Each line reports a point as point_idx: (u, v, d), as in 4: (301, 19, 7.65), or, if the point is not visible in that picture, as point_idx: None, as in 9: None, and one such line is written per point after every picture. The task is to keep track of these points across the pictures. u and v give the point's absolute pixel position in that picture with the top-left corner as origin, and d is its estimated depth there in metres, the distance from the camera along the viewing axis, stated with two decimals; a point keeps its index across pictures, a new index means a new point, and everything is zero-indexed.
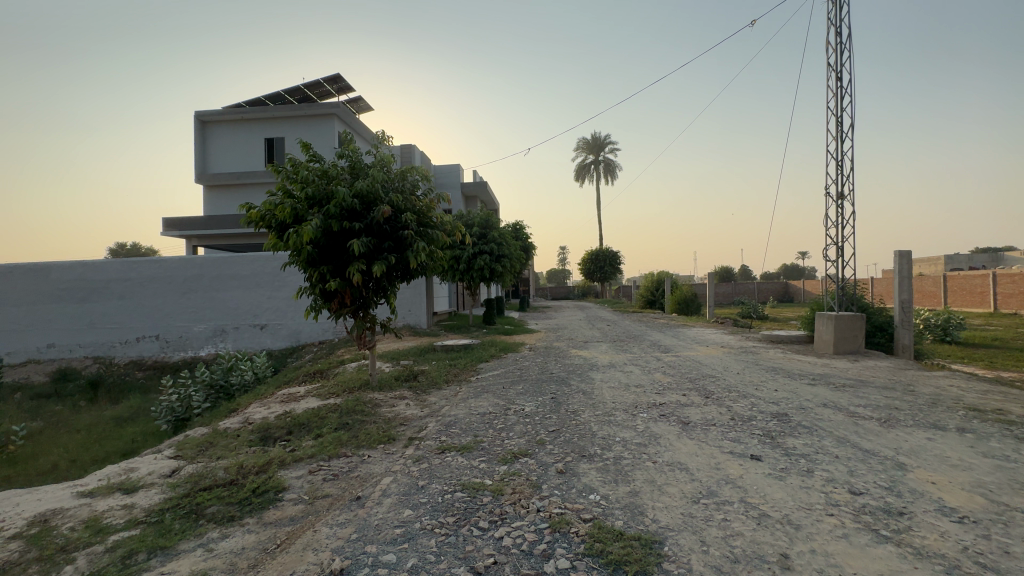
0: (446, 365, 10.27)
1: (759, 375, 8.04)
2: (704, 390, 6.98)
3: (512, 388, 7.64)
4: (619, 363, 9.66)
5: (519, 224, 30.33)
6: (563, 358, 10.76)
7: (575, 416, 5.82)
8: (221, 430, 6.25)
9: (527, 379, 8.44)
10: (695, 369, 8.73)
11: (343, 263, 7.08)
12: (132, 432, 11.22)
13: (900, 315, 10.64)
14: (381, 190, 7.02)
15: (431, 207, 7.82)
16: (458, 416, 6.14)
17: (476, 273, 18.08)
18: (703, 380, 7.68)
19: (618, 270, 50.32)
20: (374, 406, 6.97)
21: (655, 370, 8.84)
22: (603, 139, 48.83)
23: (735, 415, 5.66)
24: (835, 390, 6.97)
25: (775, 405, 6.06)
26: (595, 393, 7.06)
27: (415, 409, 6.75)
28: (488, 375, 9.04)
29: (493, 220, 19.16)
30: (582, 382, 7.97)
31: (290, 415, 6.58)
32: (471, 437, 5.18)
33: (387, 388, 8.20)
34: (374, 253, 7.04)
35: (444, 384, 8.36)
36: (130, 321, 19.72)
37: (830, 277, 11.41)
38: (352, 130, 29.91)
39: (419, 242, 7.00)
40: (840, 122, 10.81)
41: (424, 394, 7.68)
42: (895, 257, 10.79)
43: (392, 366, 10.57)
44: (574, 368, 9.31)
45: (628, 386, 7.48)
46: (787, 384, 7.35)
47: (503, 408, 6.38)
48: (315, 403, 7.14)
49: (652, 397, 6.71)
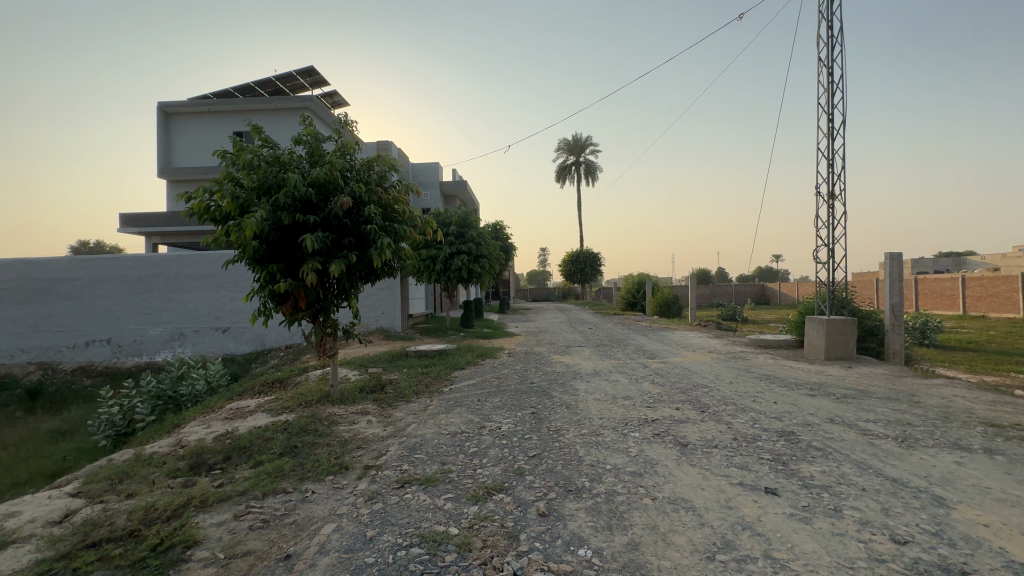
0: (417, 373, 9.46)
1: (753, 385, 7.48)
2: (698, 403, 6.37)
3: (488, 401, 6.91)
4: (604, 371, 9.01)
5: (498, 225, 29.66)
6: (543, 365, 10.06)
7: (559, 437, 5.12)
8: (146, 456, 5.32)
9: (505, 390, 7.72)
10: (685, 378, 8.15)
11: (296, 262, 6.23)
12: (66, 449, 10.06)
13: (891, 319, 10.30)
14: (340, 180, 6.21)
15: (400, 200, 7.06)
16: (424, 437, 5.37)
17: (453, 274, 17.24)
18: (695, 391, 7.08)
19: (598, 271, 50.03)
20: (331, 424, 6.13)
21: (643, 379, 8.22)
22: (583, 140, 48.63)
23: (737, 434, 5.05)
24: (838, 401, 6.44)
25: (778, 421, 5.48)
26: (579, 407, 6.38)
27: (377, 427, 5.95)
28: (462, 385, 8.28)
29: (471, 219, 18.42)
30: (565, 393, 7.30)
31: (229, 436, 5.70)
32: (438, 465, 4.42)
33: (349, 402, 7.35)
34: (332, 250, 6.21)
35: (413, 396, 7.57)
36: (78, 324, 18.26)
37: (819, 280, 11.02)
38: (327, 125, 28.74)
39: (384, 238, 6.20)
40: (831, 119, 10.42)
41: (389, 409, 6.87)
42: (885, 259, 10.48)
43: (358, 375, 9.69)
44: (556, 376, 8.62)
45: (616, 398, 6.83)
46: (786, 395, 6.80)
47: (477, 426, 5.65)
48: (264, 421, 6.27)
49: (643, 412, 6.06)
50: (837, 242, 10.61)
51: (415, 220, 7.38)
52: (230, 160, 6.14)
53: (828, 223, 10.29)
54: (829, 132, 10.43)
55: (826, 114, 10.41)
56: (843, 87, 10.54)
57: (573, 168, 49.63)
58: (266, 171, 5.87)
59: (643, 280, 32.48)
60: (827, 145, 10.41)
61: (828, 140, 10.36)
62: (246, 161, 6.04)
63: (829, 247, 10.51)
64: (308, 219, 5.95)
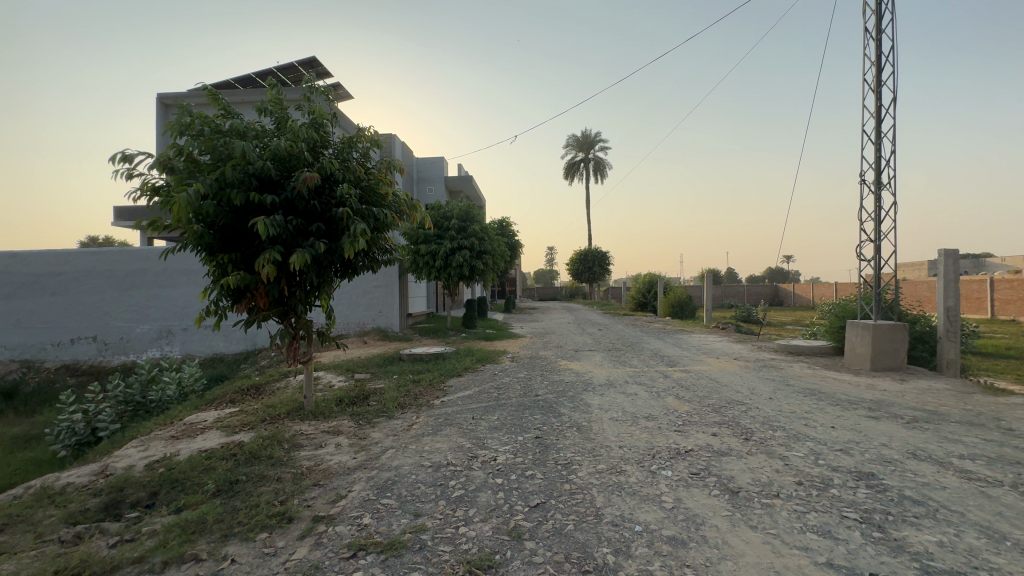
0: (408, 381, 8.37)
1: (799, 403, 6.30)
2: (740, 429, 5.21)
3: (484, 420, 5.80)
4: (620, 382, 7.88)
5: (504, 221, 28.66)
6: (550, 372, 8.95)
7: (569, 475, 4.00)
8: (53, 489, 4.27)
9: (505, 404, 6.62)
10: (715, 392, 7.00)
11: (253, 251, 5.18)
12: (21, 461, 9.07)
13: (945, 325, 9.09)
14: (304, 154, 5.16)
15: (380, 179, 6.02)
16: (400, 471, 4.26)
17: (454, 271, 16.12)
18: (732, 412, 5.92)
19: (606, 270, 48.78)
20: (292, 448, 5.05)
21: (666, 392, 7.07)
22: (593, 137, 47.35)
23: (800, 476, 3.90)
24: (910, 427, 5.27)
25: (848, 457, 4.32)
26: (593, 430, 5.27)
27: (346, 453, 4.87)
28: (456, 397, 7.18)
29: (474, 212, 17.33)
30: (575, 409, 6.21)
31: (164, 464, 4.64)
32: (409, 519, 3.33)
33: (321, 418, 6.27)
34: (295, 237, 5.16)
35: (397, 411, 6.49)
36: (63, 320, 17.39)
37: (861, 280, 9.81)
38: None
39: (357, 223, 5.12)
40: (879, 98, 9.17)
41: (366, 428, 5.79)
42: (938, 257, 9.29)
43: (343, 384, 8.64)
44: (564, 388, 7.48)
45: (637, 419, 5.70)
46: (843, 418, 5.62)
47: (467, 457, 4.54)
48: (214, 443, 5.18)
49: (672, 438, 4.94)
50: (886, 238, 9.38)
51: (401, 206, 6.32)
52: (170, 127, 5.01)
53: (875, 214, 9.07)
54: (877, 112, 9.18)
55: (874, 92, 9.15)
56: (893, 62, 9.26)
57: (581, 166, 48.53)
58: (216, 140, 4.79)
59: (654, 280, 31.23)
60: (874, 127, 9.17)
61: (875, 121, 9.11)
62: (189, 127, 4.90)
63: (875, 242, 9.29)
64: (263, 198, 4.89)
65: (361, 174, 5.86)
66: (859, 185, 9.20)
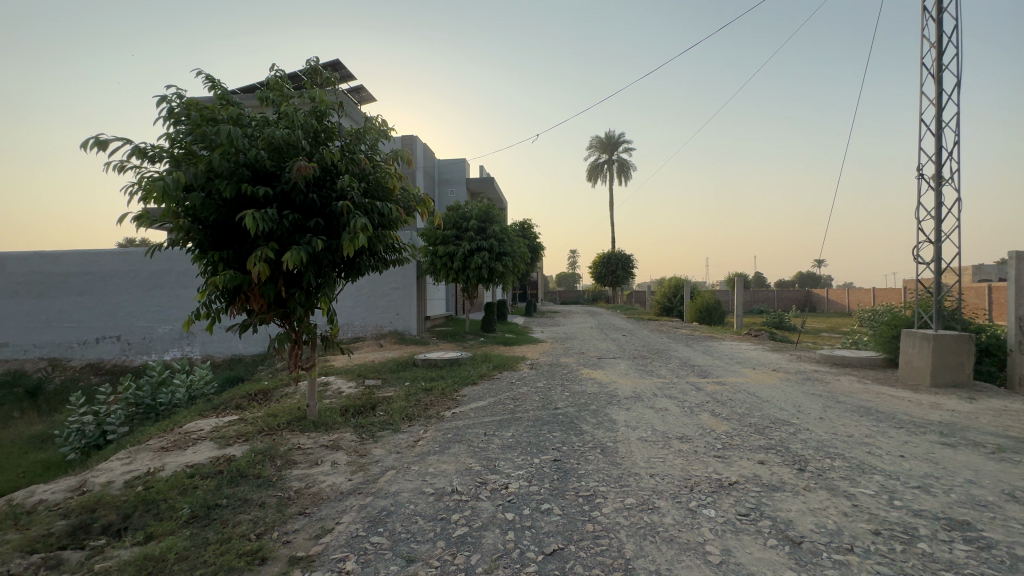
0: (419, 390, 7.88)
1: (856, 425, 5.53)
2: (791, 456, 4.50)
3: (497, 437, 5.24)
4: (647, 395, 7.20)
5: (525, 223, 28.19)
6: (571, 382, 8.34)
7: (592, 512, 3.39)
8: (21, 509, 3.89)
9: (521, 418, 6.07)
10: (756, 409, 6.27)
11: (246, 248, 4.76)
12: (32, 463, 8.93)
13: (1016, 336, 8.10)
14: (302, 142, 4.72)
15: (387, 172, 5.53)
16: (397, 499, 3.73)
17: (473, 272, 15.67)
18: (779, 434, 5.20)
19: (630, 274, 47.71)
20: (285, 466, 4.59)
21: (700, 408, 6.37)
22: (616, 138, 46.49)
23: (876, 523, 3.20)
24: (997, 458, 4.47)
25: (931, 498, 3.58)
26: (619, 453, 4.65)
27: (341, 474, 4.38)
28: (468, 409, 6.65)
29: (494, 213, 16.84)
30: (598, 426, 5.61)
31: (144, 481, 4.23)
32: (399, 566, 2.79)
33: (323, 430, 5.82)
34: (291, 233, 4.71)
35: (404, 423, 6.00)
36: (89, 319, 17.59)
37: (917, 285, 8.88)
38: None
39: (357, 218, 4.63)
40: (942, 83, 8.21)
41: (368, 443, 5.30)
42: (1008, 260, 8.30)
43: (351, 392, 8.20)
44: (587, 401, 6.85)
45: (669, 440, 5.06)
46: (912, 445, 4.85)
47: (475, 483, 3.98)
48: (203, 458, 4.76)
49: (712, 465, 4.28)
50: (947, 239, 8.44)
51: (410, 201, 5.82)
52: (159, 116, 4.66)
53: (936, 213, 8.13)
54: (937, 98, 8.24)
55: (934, 76, 8.21)
56: (957, 42, 8.28)
57: (604, 168, 47.66)
58: (204, 126, 4.39)
59: (679, 284, 30.19)
60: (935, 116, 8.24)
61: (936, 109, 8.17)
62: (177, 114, 4.53)
63: (934, 244, 8.37)
64: (255, 190, 4.46)
65: (367, 166, 5.39)
66: (917, 180, 8.28)
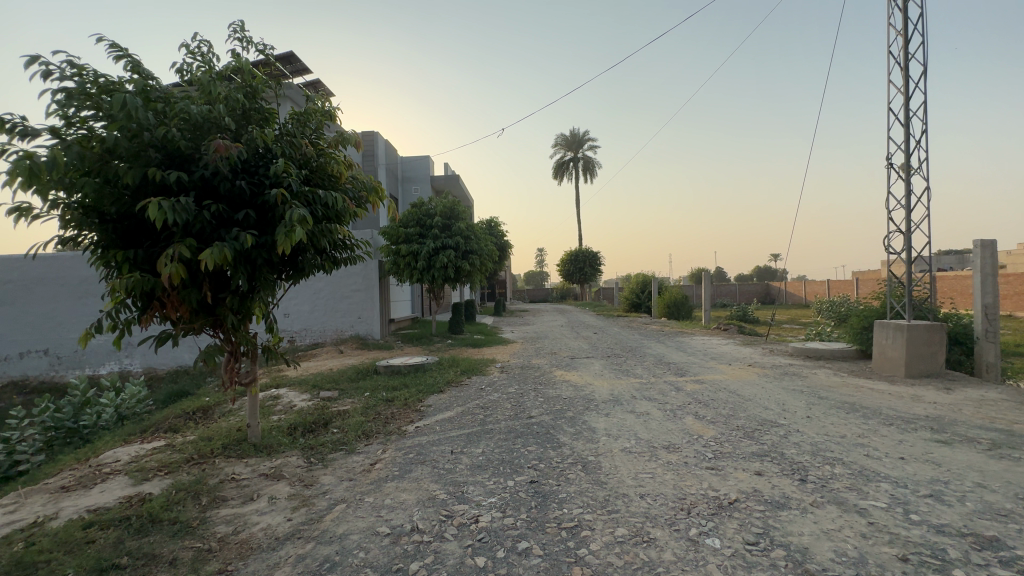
0: (379, 401, 7.18)
1: (846, 424, 5.24)
2: (788, 464, 4.11)
3: (465, 456, 4.64)
4: (626, 398, 6.76)
5: (492, 221, 27.64)
6: (544, 386, 7.82)
7: (579, 550, 2.86)
8: None
9: (493, 431, 5.50)
10: (741, 410, 5.92)
11: (158, 246, 3.95)
12: None
13: (983, 324, 8.11)
14: (226, 119, 3.97)
15: (333, 158, 4.84)
16: (345, 545, 3.08)
17: (438, 272, 14.96)
18: (770, 438, 4.83)
19: (598, 271, 47.87)
20: (213, 504, 3.86)
21: (683, 411, 5.97)
22: (581, 135, 46.53)
23: (901, 545, 2.80)
24: (996, 456, 4.22)
25: (950, 509, 3.22)
26: (602, 469, 4.16)
27: (280, 512, 3.67)
28: (433, 421, 6.03)
29: (460, 209, 16.17)
30: (577, 437, 5.10)
31: (26, 536, 3.40)
32: None
33: (265, 455, 5.07)
34: (214, 227, 3.97)
35: (360, 441, 5.32)
36: (10, 332, 15.74)
37: (888, 276, 8.81)
38: None
39: (294, 209, 3.94)
40: (910, 71, 8.14)
41: (317, 469, 4.61)
42: (973, 248, 8.33)
43: (303, 406, 7.38)
44: (563, 407, 6.34)
45: (656, 449, 4.60)
46: (909, 445, 4.56)
47: (441, 518, 3.38)
48: (110, 499, 3.95)
49: (708, 479, 3.83)
50: (917, 229, 8.40)
51: (361, 191, 5.14)
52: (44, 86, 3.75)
53: (906, 202, 8.06)
54: (905, 87, 8.17)
55: (903, 64, 8.13)
56: (924, 31, 8.23)
57: (570, 165, 47.57)
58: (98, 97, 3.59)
59: (647, 280, 30.31)
60: (903, 105, 8.16)
61: (904, 98, 8.10)
62: (61, 81, 3.65)
63: (904, 234, 8.32)
64: (166, 175, 3.69)
65: (307, 150, 4.68)
66: (887, 170, 8.20)
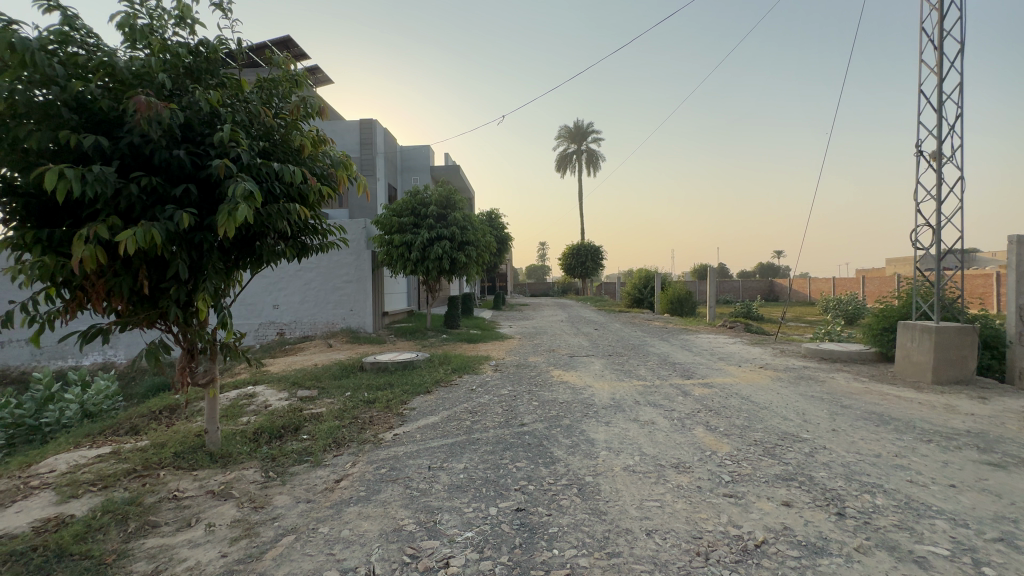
0: (359, 403, 6.59)
1: (878, 440, 4.62)
2: (820, 493, 3.49)
3: (443, 473, 4.04)
4: (629, 404, 6.15)
5: (493, 213, 26.99)
6: (540, 388, 7.21)
7: None
8: None
9: (480, 441, 4.90)
10: (757, 421, 5.30)
11: (77, 225, 3.31)
12: None
13: (1017, 327, 7.46)
14: (159, 76, 3.35)
15: (296, 128, 4.20)
16: None
17: (433, 263, 14.34)
18: (794, 456, 4.21)
19: (599, 266, 47.21)
20: (140, 532, 3.26)
21: (692, 421, 5.36)
22: (586, 127, 45.68)
23: None
24: None
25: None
26: (601, 494, 3.55)
27: (217, 545, 3.08)
28: (414, 428, 5.43)
29: (456, 199, 15.49)
30: (573, 451, 4.50)
31: None
32: None
33: (219, 466, 4.48)
34: (145, 206, 3.34)
35: (328, 452, 4.73)
36: None
37: (914, 273, 8.14)
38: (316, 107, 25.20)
39: (239, 182, 3.31)
40: (945, 49, 7.43)
41: (273, 485, 4.01)
42: (1008, 243, 7.64)
43: (277, 407, 6.80)
44: (558, 414, 5.74)
45: (662, 468, 4.00)
46: (958, 468, 3.93)
47: (404, 559, 2.78)
48: (22, 524, 3.35)
49: (726, 512, 3.22)
50: (947, 223, 7.73)
51: (330, 169, 4.49)
52: None
53: (938, 192, 7.39)
54: (940, 67, 7.46)
55: (938, 41, 7.41)
56: (962, 5, 7.50)
57: (573, 157, 46.77)
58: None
59: (650, 275, 29.67)
60: (937, 87, 7.47)
61: (938, 79, 7.41)
62: None
63: (933, 228, 7.66)
64: (81, 139, 3.05)
65: (267, 119, 4.04)
66: (917, 157, 7.52)
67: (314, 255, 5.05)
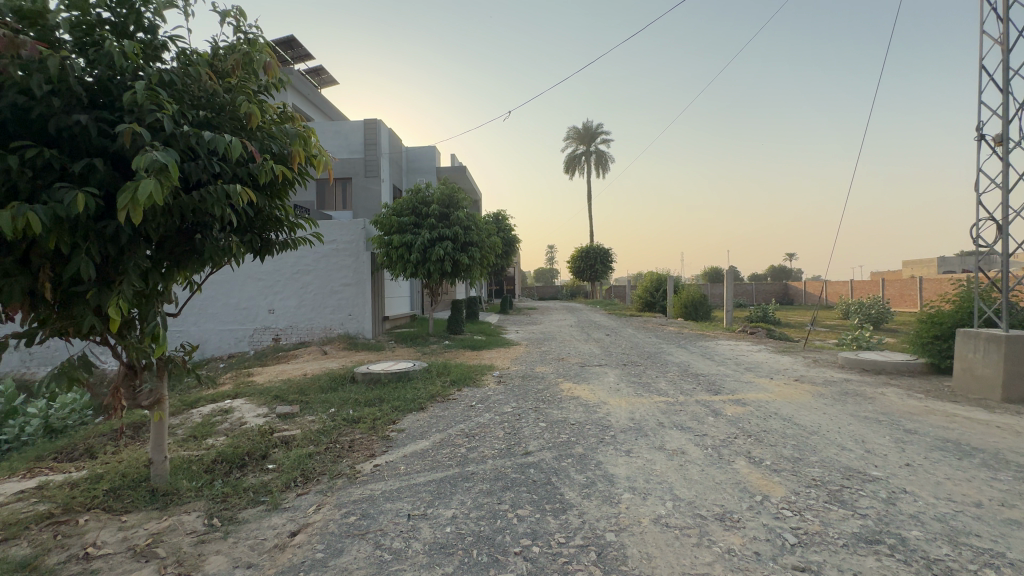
0: (341, 422, 5.78)
1: (971, 480, 3.69)
2: (924, 566, 2.60)
3: (426, 526, 3.20)
4: (651, 427, 5.26)
5: (500, 215, 26.29)
6: (549, 405, 6.35)
7: None
8: None
9: (476, 477, 4.04)
10: (810, 452, 4.39)
11: None
12: None
13: None
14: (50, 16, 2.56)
15: (246, 95, 3.39)
16: None
17: (434, 265, 13.58)
18: (871, 506, 3.31)
19: (608, 269, 46.28)
20: None
21: (730, 451, 4.47)
22: (594, 129, 44.96)
23: None
24: None
25: None
26: (629, 564, 2.68)
27: None
28: (399, 457, 4.59)
29: (459, 197, 14.68)
30: (589, 492, 3.64)
31: None
32: None
33: (156, 509, 3.68)
34: (32, 185, 2.56)
35: (290, 491, 3.90)
36: None
37: (974, 274, 7.16)
38: (319, 105, 24.42)
39: (149, 153, 2.51)
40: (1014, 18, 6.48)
41: (211, 540, 3.19)
42: None
43: (250, 426, 6.01)
44: (569, 439, 4.87)
45: (705, 522, 3.12)
46: None
47: None
48: None
49: None
50: (1014, 217, 6.77)
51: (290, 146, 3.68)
52: None
53: (1005, 181, 6.44)
54: (1006, 38, 6.53)
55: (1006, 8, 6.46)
56: None
57: (582, 159, 45.90)
58: None
59: (662, 277, 28.70)
60: (1003, 61, 6.52)
61: (1004, 51, 6.46)
62: None
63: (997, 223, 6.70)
64: None
65: (210, 82, 3.26)
66: (980, 142, 6.58)
67: (280, 253, 4.25)
